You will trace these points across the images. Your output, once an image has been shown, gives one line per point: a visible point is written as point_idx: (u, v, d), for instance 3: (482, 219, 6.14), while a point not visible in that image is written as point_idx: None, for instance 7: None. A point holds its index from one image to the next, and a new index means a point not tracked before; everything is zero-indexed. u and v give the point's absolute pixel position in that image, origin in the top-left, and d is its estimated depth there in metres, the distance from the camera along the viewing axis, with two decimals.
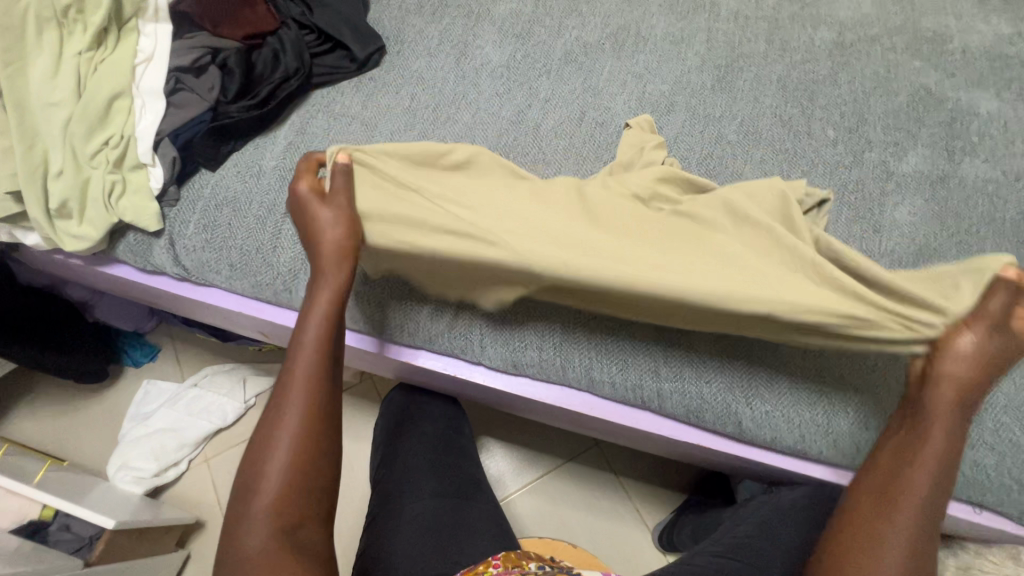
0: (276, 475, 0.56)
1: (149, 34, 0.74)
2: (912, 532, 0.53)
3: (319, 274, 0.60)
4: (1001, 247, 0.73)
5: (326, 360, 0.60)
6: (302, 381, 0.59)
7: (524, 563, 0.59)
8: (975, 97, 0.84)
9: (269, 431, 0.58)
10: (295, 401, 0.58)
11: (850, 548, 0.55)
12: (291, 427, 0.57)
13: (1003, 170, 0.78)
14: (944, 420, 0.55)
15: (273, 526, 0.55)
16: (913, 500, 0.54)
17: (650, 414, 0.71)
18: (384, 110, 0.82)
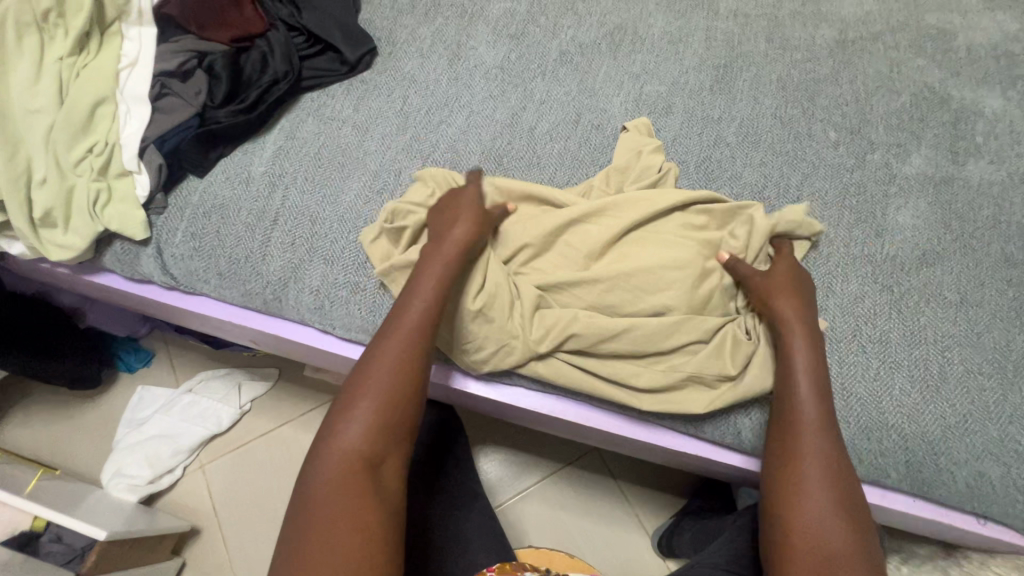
0: (369, 409, 0.55)
1: (133, 38, 0.72)
2: (831, 466, 0.55)
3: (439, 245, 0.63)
4: (1006, 251, 0.71)
5: (437, 316, 0.59)
6: (409, 327, 0.58)
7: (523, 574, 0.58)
8: (980, 96, 0.83)
9: (367, 367, 0.57)
10: (393, 344, 0.58)
11: (782, 499, 0.56)
12: (388, 366, 0.57)
13: (1008, 172, 0.77)
14: (809, 372, 0.59)
15: (356, 464, 0.53)
16: (817, 437, 0.56)
17: (649, 424, 0.70)
18: (375, 114, 0.80)
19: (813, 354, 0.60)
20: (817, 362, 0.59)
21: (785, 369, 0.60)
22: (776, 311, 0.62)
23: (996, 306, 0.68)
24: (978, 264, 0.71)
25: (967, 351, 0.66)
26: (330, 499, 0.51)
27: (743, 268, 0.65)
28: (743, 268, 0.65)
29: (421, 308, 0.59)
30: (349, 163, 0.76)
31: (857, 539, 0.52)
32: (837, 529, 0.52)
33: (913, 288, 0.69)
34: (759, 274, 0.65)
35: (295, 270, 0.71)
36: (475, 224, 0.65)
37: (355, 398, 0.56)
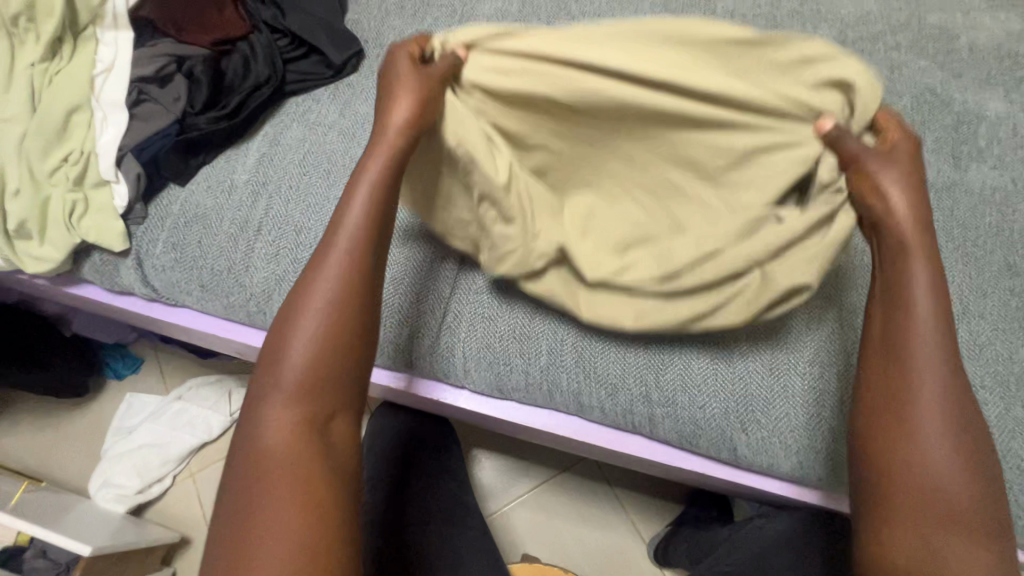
0: (302, 352, 0.50)
1: (109, 43, 0.70)
2: (948, 411, 0.46)
3: (377, 146, 0.52)
4: (1009, 259, 0.70)
5: (371, 239, 0.52)
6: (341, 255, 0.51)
7: None
8: (983, 98, 0.81)
9: (296, 305, 0.51)
10: (326, 276, 0.51)
11: (877, 423, 0.48)
12: (318, 305, 0.50)
13: (1011, 177, 0.75)
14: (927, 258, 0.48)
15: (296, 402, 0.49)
16: (934, 389, 0.46)
17: (641, 439, 0.68)
18: (362, 118, 0.78)
19: (923, 242, 0.48)
20: (935, 267, 0.48)
21: (901, 295, 0.48)
22: (897, 270, 0.49)
23: (998, 317, 0.66)
24: (980, 272, 0.69)
25: (969, 364, 0.64)
26: (276, 453, 0.47)
27: (850, 141, 0.50)
28: (850, 137, 0.50)
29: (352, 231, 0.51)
30: (335, 170, 0.74)
31: (980, 495, 0.45)
32: (957, 483, 0.45)
33: None
34: (874, 152, 0.50)
35: (279, 282, 0.69)
36: (433, 85, 0.53)
37: (289, 331, 0.51)
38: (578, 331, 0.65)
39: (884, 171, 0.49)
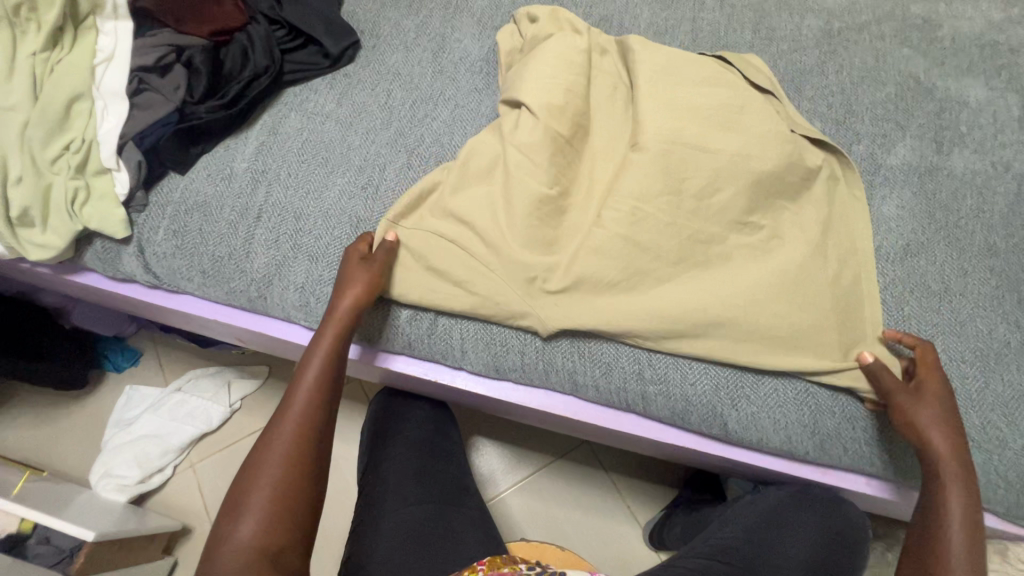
0: (258, 504, 0.53)
1: (109, 33, 0.71)
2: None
3: (322, 334, 0.63)
4: (989, 240, 0.72)
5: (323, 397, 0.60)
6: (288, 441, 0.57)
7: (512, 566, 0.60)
8: (965, 86, 0.83)
9: (250, 484, 0.55)
10: (281, 438, 0.57)
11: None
12: (282, 445, 0.57)
13: (992, 161, 0.77)
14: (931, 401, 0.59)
15: (255, 545, 0.51)
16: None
17: (635, 417, 0.70)
18: (359, 108, 0.79)
19: (963, 476, 0.56)
20: (965, 488, 0.56)
21: (934, 513, 0.56)
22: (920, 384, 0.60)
23: (979, 295, 0.69)
24: (961, 252, 0.71)
25: (951, 341, 0.66)
26: None
27: (885, 379, 0.61)
28: (884, 373, 0.61)
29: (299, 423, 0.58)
30: (334, 158, 0.76)
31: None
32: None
33: (897, 278, 0.70)
34: (909, 390, 0.60)
35: (279, 268, 0.71)
36: (376, 282, 0.64)
37: (255, 466, 0.56)
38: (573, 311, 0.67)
39: (914, 404, 0.59)
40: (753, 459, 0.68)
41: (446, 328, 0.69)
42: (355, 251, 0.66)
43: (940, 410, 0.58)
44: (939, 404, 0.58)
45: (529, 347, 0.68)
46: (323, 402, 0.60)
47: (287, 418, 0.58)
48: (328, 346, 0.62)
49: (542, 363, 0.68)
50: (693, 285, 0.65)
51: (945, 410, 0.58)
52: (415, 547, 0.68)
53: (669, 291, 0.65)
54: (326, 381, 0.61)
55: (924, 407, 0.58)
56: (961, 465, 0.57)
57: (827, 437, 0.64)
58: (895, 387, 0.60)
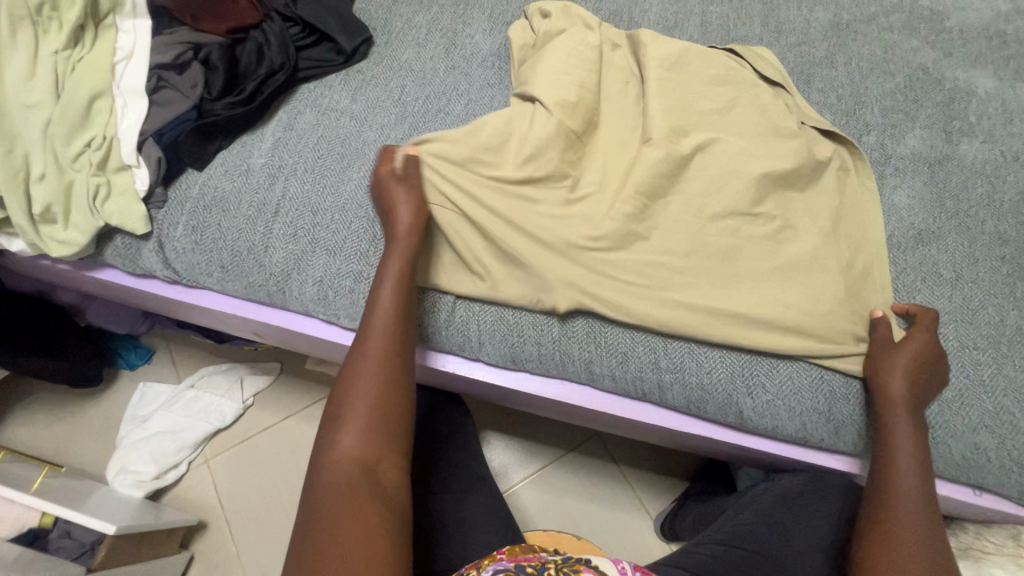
0: (355, 419, 0.55)
1: (128, 31, 0.72)
2: (920, 515, 0.56)
3: (390, 259, 0.63)
4: (1000, 229, 0.73)
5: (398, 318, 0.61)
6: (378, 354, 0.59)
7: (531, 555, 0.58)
8: (973, 76, 0.83)
9: (348, 391, 0.57)
10: (365, 360, 0.59)
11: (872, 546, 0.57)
12: (370, 364, 0.58)
13: (1001, 151, 0.78)
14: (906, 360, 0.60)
15: (356, 457, 0.54)
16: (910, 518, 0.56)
17: (651, 406, 0.71)
18: (373, 104, 0.80)
19: (913, 421, 0.59)
20: (916, 428, 0.59)
21: (884, 451, 0.60)
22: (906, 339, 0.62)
23: (990, 283, 0.69)
24: (972, 241, 0.72)
25: (964, 328, 0.67)
26: (337, 500, 0.51)
27: (880, 329, 0.64)
28: (883, 325, 0.64)
29: (386, 337, 0.60)
30: (349, 154, 0.76)
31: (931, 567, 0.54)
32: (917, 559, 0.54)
33: (908, 267, 0.70)
34: (890, 341, 0.63)
35: (298, 261, 0.72)
36: (423, 207, 0.65)
37: (346, 388, 0.58)
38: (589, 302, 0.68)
39: (889, 351, 0.62)
40: (768, 447, 0.69)
41: (464, 320, 0.70)
42: (385, 174, 0.66)
43: (914, 354, 0.60)
44: (912, 350, 0.61)
45: (547, 337, 0.68)
46: (403, 321, 0.61)
47: (371, 333, 0.60)
48: (398, 267, 0.63)
49: (559, 353, 0.68)
50: (708, 274, 0.66)
51: (921, 356, 0.61)
52: (442, 543, 0.70)
53: (683, 281, 0.66)
54: (401, 299, 0.62)
55: (894, 384, 0.60)
56: (915, 409, 0.60)
57: (842, 424, 0.65)
58: (880, 334, 0.64)
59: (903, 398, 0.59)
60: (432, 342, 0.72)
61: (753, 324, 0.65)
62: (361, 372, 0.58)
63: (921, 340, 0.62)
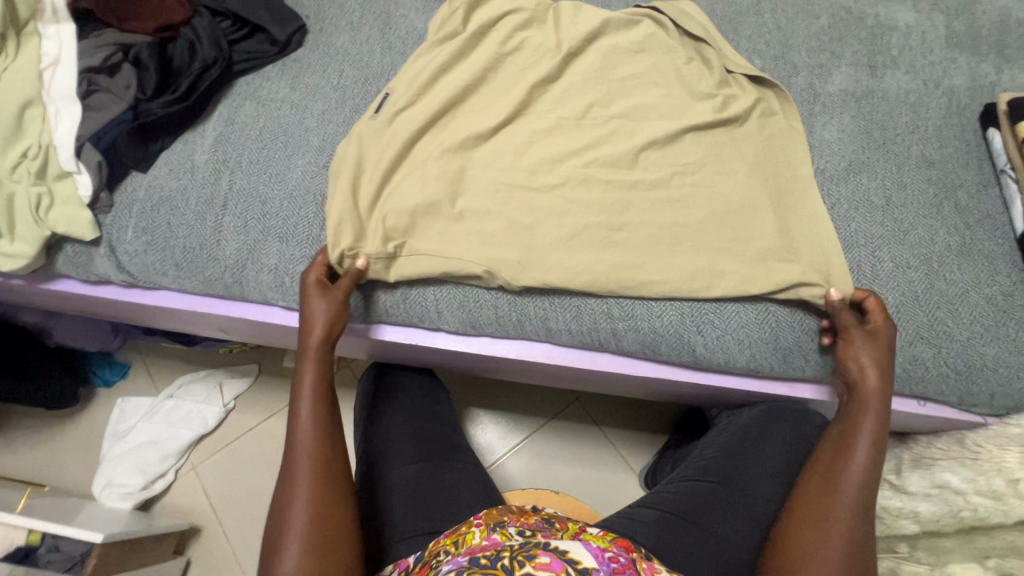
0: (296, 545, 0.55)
1: (51, 37, 0.71)
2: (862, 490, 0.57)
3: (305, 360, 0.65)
4: (926, 153, 0.76)
5: (330, 458, 0.60)
6: (307, 475, 0.59)
7: (506, 519, 0.63)
8: (894, 11, 0.86)
9: (286, 503, 0.58)
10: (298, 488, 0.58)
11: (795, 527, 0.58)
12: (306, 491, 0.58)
13: (923, 79, 0.81)
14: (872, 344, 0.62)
15: None
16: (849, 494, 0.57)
17: (609, 356, 0.73)
18: (312, 90, 0.80)
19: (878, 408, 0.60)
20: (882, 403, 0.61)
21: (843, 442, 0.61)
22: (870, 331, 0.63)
23: (919, 205, 0.73)
24: (900, 167, 0.75)
25: (895, 249, 0.70)
26: None
27: (843, 316, 0.64)
28: (843, 310, 0.64)
29: (315, 450, 0.60)
30: (292, 141, 0.77)
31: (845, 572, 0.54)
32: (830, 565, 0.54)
33: (842, 198, 0.73)
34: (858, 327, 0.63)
35: (251, 251, 0.72)
36: (345, 310, 0.66)
37: (284, 509, 0.58)
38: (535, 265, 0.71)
39: (858, 341, 0.62)
40: (726, 382, 0.72)
41: (420, 290, 0.71)
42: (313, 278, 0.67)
43: (879, 343, 0.62)
44: (882, 345, 0.62)
45: (502, 300, 0.70)
46: (328, 411, 0.64)
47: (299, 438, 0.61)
48: (317, 365, 0.65)
49: (516, 314, 0.70)
50: (650, 222, 0.68)
51: (887, 352, 0.62)
52: (419, 509, 0.70)
53: (626, 231, 0.68)
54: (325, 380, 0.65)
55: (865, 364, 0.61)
56: (885, 387, 0.61)
57: (789, 350, 0.68)
58: (848, 324, 0.64)
59: (872, 383, 0.61)
60: (392, 316, 0.73)
61: (695, 264, 0.68)
62: (295, 478, 0.59)
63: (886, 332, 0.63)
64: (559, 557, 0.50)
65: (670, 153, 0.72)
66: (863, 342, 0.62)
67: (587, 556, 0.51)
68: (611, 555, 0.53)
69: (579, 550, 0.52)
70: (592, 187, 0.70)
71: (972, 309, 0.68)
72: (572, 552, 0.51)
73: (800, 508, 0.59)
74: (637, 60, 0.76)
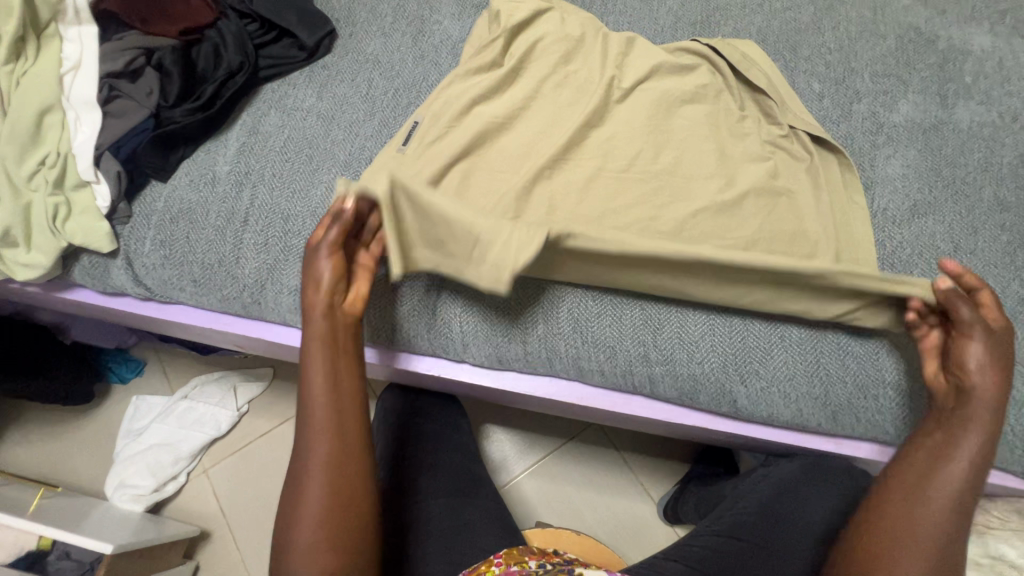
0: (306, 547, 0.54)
1: (73, 40, 0.68)
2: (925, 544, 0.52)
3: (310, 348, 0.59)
4: (999, 194, 0.70)
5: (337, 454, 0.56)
6: (314, 519, 0.54)
7: (527, 558, 0.59)
8: (968, 34, 0.79)
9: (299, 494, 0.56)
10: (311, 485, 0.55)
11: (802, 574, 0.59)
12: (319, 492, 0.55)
13: (999, 112, 0.74)
14: (995, 368, 0.54)
15: None
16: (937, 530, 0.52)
17: (642, 398, 0.69)
18: (340, 100, 0.76)
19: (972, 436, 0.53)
20: (989, 431, 0.54)
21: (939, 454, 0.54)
22: (996, 350, 0.55)
23: (990, 254, 0.67)
24: (970, 209, 0.69)
25: None
26: None
27: (962, 313, 0.55)
28: (960, 305, 0.55)
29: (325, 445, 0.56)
30: (317, 155, 0.73)
31: None
32: None
33: (905, 241, 0.68)
34: (979, 323, 0.55)
35: (271, 271, 0.69)
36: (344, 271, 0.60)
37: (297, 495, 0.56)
38: (574, 299, 0.66)
39: (975, 336, 0.55)
40: (767, 436, 0.68)
41: (446, 323, 0.67)
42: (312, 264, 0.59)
43: (997, 344, 0.55)
44: (999, 348, 0.55)
45: (530, 340, 0.66)
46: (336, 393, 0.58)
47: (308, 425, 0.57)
48: (318, 342, 0.58)
49: (546, 351, 0.66)
50: None
51: (1005, 354, 0.55)
52: (439, 548, 0.67)
53: None
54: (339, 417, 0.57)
55: (986, 380, 0.54)
56: (1001, 396, 0.54)
57: (839, 408, 0.63)
58: (969, 322, 0.55)
59: (983, 387, 0.54)
60: (416, 345, 0.69)
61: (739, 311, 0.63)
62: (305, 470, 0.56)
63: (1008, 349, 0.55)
64: None
65: (713, 189, 0.67)
66: (977, 343, 0.55)
67: None
68: None
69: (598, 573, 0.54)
70: (633, 223, 0.65)
71: None
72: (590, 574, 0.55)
73: (883, 515, 0.55)
74: (689, 107, 0.72)
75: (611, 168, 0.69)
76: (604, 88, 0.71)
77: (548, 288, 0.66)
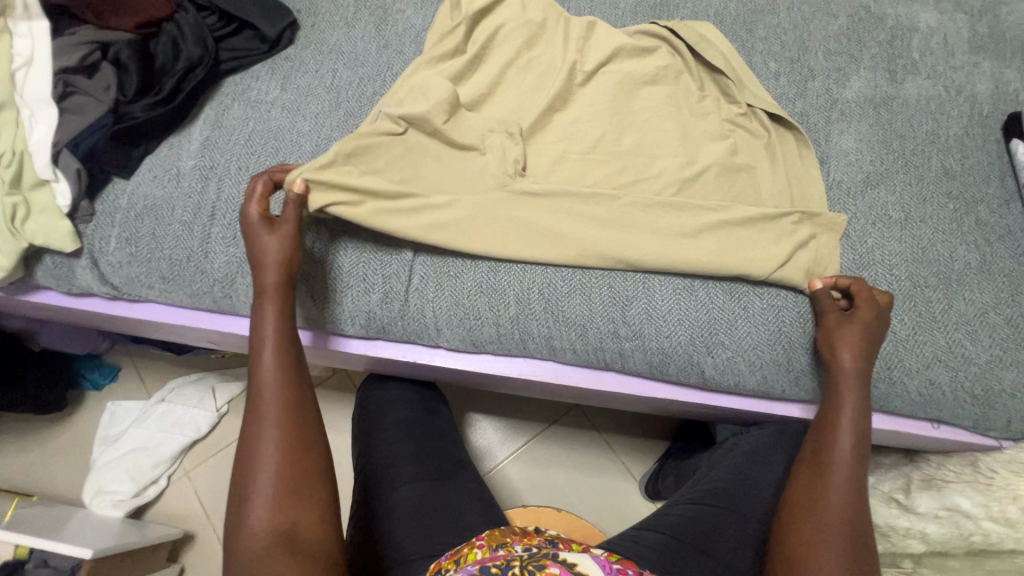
0: (267, 490, 0.53)
1: (23, 35, 0.67)
2: (849, 482, 0.57)
3: (264, 306, 0.60)
4: (945, 164, 0.73)
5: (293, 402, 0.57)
6: (275, 440, 0.55)
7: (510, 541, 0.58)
8: (915, 11, 0.82)
9: (251, 444, 0.55)
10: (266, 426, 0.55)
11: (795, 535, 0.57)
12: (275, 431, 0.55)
13: (944, 86, 0.77)
14: (853, 346, 0.60)
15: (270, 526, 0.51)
16: (839, 487, 0.57)
17: (614, 374, 0.71)
18: (304, 92, 0.76)
19: (858, 388, 0.60)
20: (862, 403, 0.60)
21: (829, 416, 0.60)
22: (856, 326, 0.61)
23: (938, 221, 0.70)
24: (920, 179, 0.72)
25: (914, 267, 0.68)
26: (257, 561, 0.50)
27: (823, 301, 0.63)
28: (825, 297, 0.63)
29: (279, 396, 0.57)
30: (283, 147, 0.73)
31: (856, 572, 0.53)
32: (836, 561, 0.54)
33: (859, 211, 0.70)
34: (838, 312, 0.62)
35: (240, 265, 0.69)
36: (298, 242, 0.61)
37: (252, 443, 0.55)
38: (543, 280, 0.67)
39: (835, 324, 0.62)
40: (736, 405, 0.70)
41: (420, 308, 0.68)
42: (255, 221, 0.60)
43: (862, 328, 0.60)
44: (862, 327, 0.60)
45: (504, 323, 0.67)
46: (289, 350, 0.60)
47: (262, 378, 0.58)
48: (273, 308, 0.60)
49: (520, 332, 0.68)
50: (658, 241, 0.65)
51: (867, 334, 0.60)
52: (422, 530, 0.68)
53: (634, 248, 0.65)
54: (286, 363, 0.59)
55: (846, 355, 0.60)
56: (863, 375, 0.60)
57: (802, 373, 0.66)
58: (827, 310, 0.63)
59: (849, 367, 0.60)
60: (391, 331, 0.70)
61: None
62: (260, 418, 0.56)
63: (870, 320, 0.60)
64: (568, 570, 0.51)
65: (676, 168, 0.69)
66: (841, 327, 0.61)
67: (592, 566, 0.52)
68: (620, 567, 0.53)
69: (588, 562, 0.53)
70: (600, 202, 0.67)
71: (991, 330, 0.65)
72: (580, 565, 0.52)
73: (798, 484, 0.60)
74: (650, 89, 0.74)
75: (577, 151, 0.71)
76: (567, 73, 0.72)
77: (518, 268, 0.68)
